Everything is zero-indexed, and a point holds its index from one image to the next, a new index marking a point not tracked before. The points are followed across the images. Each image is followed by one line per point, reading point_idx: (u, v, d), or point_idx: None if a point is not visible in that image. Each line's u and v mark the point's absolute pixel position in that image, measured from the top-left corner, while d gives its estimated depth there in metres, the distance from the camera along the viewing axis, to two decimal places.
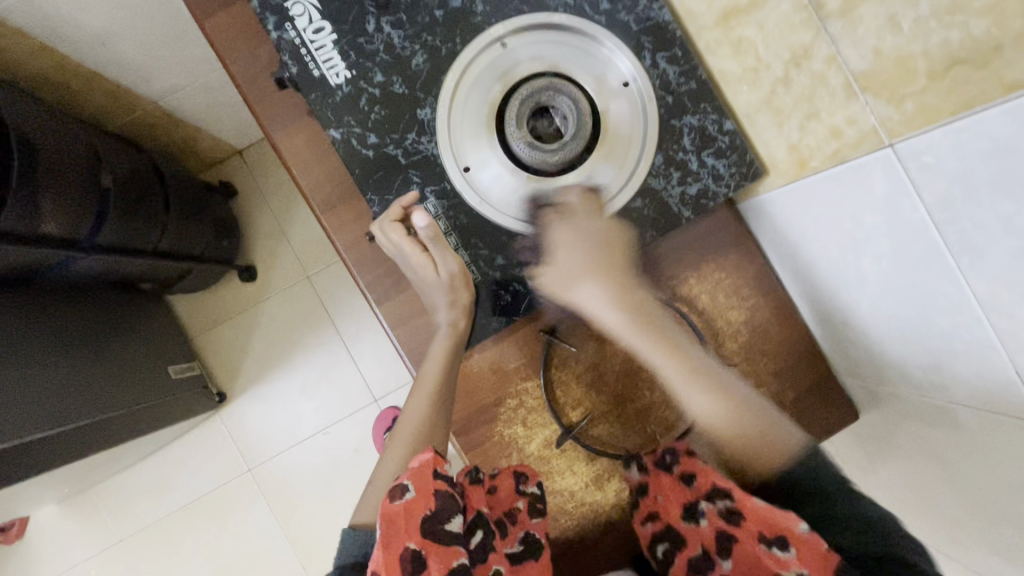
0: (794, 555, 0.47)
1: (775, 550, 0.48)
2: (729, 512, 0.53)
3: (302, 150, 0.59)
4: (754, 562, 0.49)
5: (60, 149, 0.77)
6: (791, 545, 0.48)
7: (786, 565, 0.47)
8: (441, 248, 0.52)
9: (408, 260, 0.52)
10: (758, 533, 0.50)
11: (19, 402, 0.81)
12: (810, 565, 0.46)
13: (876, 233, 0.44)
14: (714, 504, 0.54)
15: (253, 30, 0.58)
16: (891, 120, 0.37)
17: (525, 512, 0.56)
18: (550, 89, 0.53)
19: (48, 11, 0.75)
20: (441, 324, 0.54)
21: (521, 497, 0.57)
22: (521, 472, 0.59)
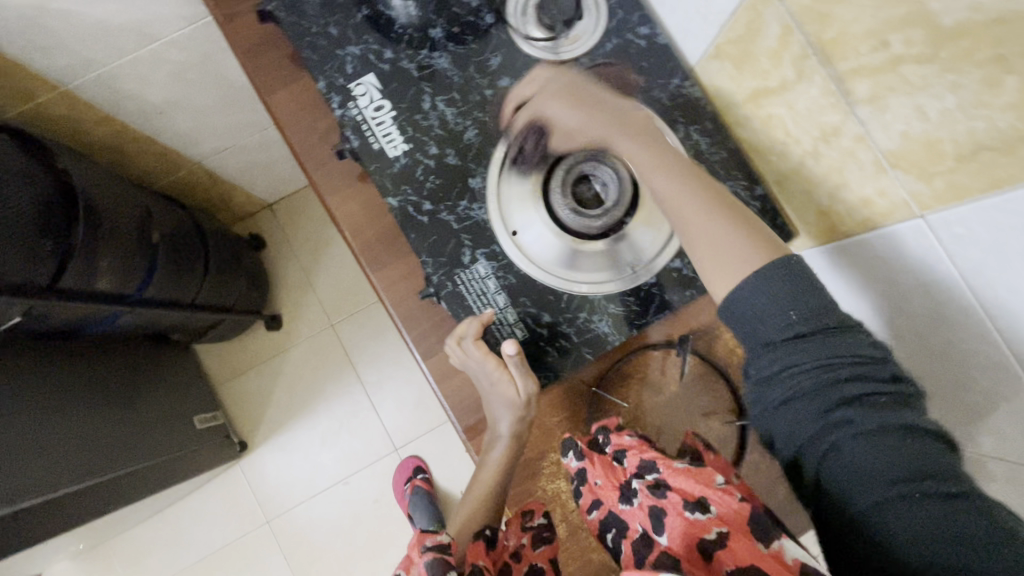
0: (714, 516, 0.47)
1: (697, 516, 0.48)
2: (655, 485, 0.51)
3: (356, 214, 0.63)
4: (682, 533, 0.48)
5: (119, 211, 0.82)
6: (709, 504, 0.48)
7: (707, 528, 0.47)
8: (525, 371, 0.57)
9: (487, 374, 0.56)
10: (681, 502, 0.49)
11: (55, 457, 0.83)
12: (729, 523, 0.47)
13: (911, 294, 0.46)
14: (643, 479, 0.53)
15: (314, 105, 0.64)
16: (921, 194, 0.40)
17: (528, 545, 0.57)
18: (593, 160, 0.56)
19: (117, 86, 0.82)
20: (502, 434, 0.58)
21: (526, 533, 0.58)
22: (527, 509, 0.60)
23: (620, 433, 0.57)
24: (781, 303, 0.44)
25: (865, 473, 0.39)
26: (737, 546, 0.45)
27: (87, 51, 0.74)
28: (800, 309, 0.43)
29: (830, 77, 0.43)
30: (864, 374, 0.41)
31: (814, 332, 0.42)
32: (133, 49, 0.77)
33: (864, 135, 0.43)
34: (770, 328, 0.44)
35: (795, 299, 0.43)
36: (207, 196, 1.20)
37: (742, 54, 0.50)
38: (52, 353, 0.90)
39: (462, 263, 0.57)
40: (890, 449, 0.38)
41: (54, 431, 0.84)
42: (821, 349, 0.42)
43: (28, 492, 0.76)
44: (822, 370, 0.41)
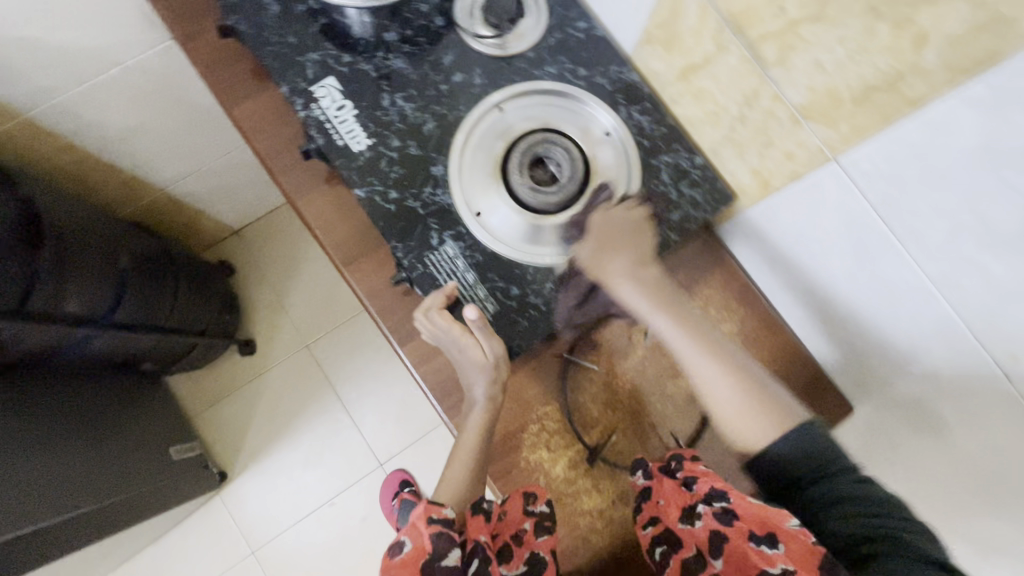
0: (781, 552, 0.48)
1: (763, 548, 0.50)
2: (724, 512, 0.54)
3: (325, 212, 0.65)
4: (743, 558, 0.51)
5: (86, 235, 0.83)
6: (779, 541, 0.49)
7: (773, 561, 0.48)
8: (489, 334, 0.58)
9: (454, 341, 0.57)
10: (748, 531, 0.51)
11: (24, 491, 0.80)
12: (797, 563, 0.47)
13: (838, 233, 0.52)
14: (710, 504, 0.54)
15: (277, 112, 0.66)
16: (831, 139, 0.46)
17: (530, 532, 0.58)
18: (546, 142, 0.60)
19: (78, 113, 0.83)
20: (478, 398, 0.60)
21: (529, 518, 0.59)
22: (530, 492, 0.60)
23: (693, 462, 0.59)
24: (811, 446, 0.52)
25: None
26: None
27: (48, 78, 0.75)
28: (823, 456, 0.51)
29: (745, 46, 0.48)
30: (901, 518, 0.46)
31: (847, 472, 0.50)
32: (95, 75, 0.79)
33: (778, 94, 0.48)
34: (801, 464, 0.52)
35: (825, 442, 0.52)
36: (172, 224, 1.20)
37: (669, 37, 0.56)
38: (18, 384, 0.87)
39: (431, 246, 0.60)
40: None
41: (23, 465, 0.82)
42: (855, 484, 0.49)
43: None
44: (856, 507, 0.48)
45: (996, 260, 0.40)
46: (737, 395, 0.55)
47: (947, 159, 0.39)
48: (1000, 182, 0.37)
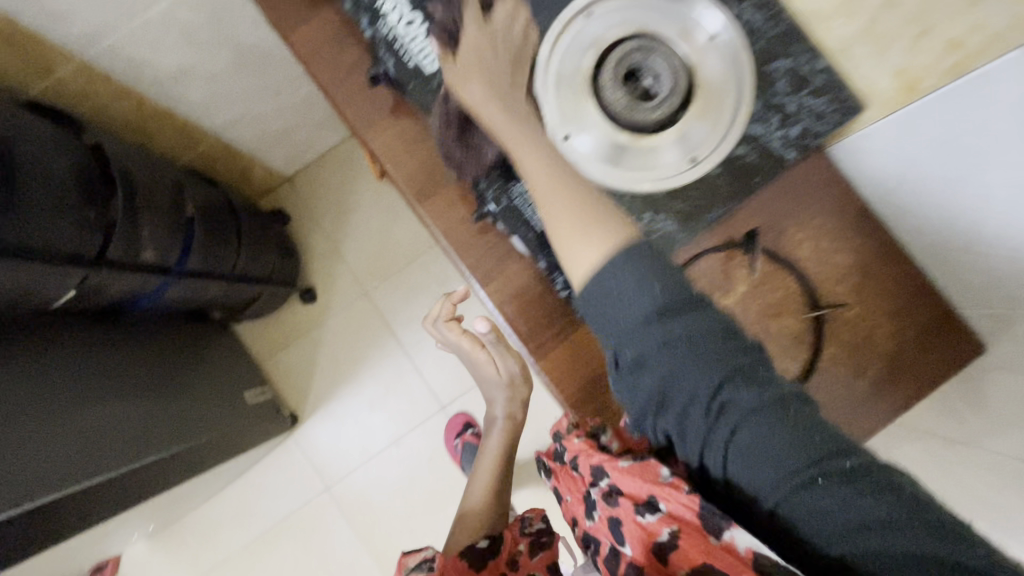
0: (663, 515, 0.46)
1: (647, 518, 0.47)
2: (610, 492, 0.51)
3: (396, 146, 0.61)
4: (639, 538, 0.47)
5: (153, 183, 0.82)
6: (659, 503, 0.47)
7: (658, 531, 0.46)
8: (501, 355, 0.67)
9: (466, 352, 0.67)
10: (634, 506, 0.48)
11: (110, 437, 0.84)
12: (682, 522, 0.45)
13: (1007, 140, 0.44)
14: (599, 488, 0.52)
15: (336, 36, 0.61)
16: None
17: (527, 553, 0.60)
18: (643, 50, 0.53)
19: (130, 53, 0.80)
20: (498, 416, 0.71)
21: (524, 538, 0.61)
22: (526, 514, 0.63)
23: (571, 437, 0.58)
24: (636, 279, 0.42)
25: (769, 460, 0.40)
26: (686, 547, 0.44)
27: (97, 16, 0.72)
28: (658, 286, 0.42)
29: None
30: (733, 363, 0.41)
31: (671, 316, 0.42)
32: (142, 10, 0.75)
33: None
34: (629, 306, 0.42)
35: (659, 276, 0.42)
36: (228, 172, 1.19)
37: None
38: (90, 338, 0.90)
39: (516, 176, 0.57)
40: (771, 438, 0.40)
41: (106, 412, 0.85)
42: (684, 326, 0.42)
43: (91, 470, 0.78)
44: (692, 364, 0.41)
45: None
46: (569, 211, 0.47)
47: None
48: None
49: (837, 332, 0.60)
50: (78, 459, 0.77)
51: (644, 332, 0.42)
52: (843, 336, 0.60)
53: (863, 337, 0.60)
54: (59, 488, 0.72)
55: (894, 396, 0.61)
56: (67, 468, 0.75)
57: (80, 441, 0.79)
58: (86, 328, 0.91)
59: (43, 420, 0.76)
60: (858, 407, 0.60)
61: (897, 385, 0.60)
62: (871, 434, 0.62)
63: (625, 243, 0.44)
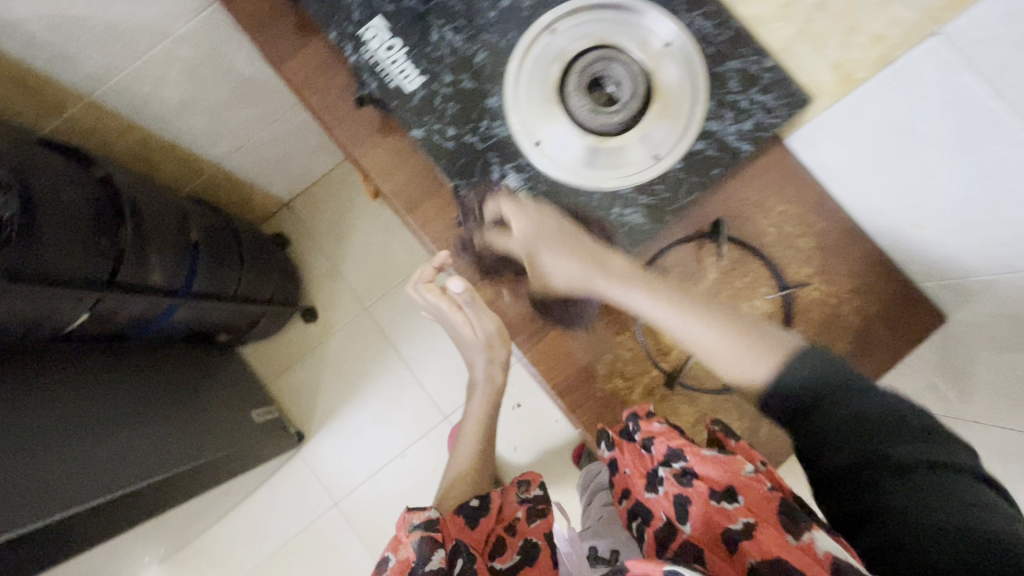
0: (740, 507, 0.52)
1: (724, 504, 0.53)
2: (684, 474, 0.57)
3: (384, 160, 0.65)
4: (706, 519, 0.54)
5: (157, 211, 0.86)
6: (738, 494, 0.53)
7: (733, 517, 0.52)
8: (477, 313, 0.66)
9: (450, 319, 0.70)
10: (709, 492, 0.55)
11: (122, 455, 0.86)
12: (756, 514, 0.51)
13: (938, 121, 0.47)
14: (670, 467, 0.58)
15: (325, 63, 0.66)
16: (931, 9, 0.43)
17: (523, 520, 0.70)
18: (603, 60, 0.57)
19: (135, 91, 0.86)
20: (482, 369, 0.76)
21: (521, 507, 0.72)
22: (522, 483, 0.76)
23: (649, 419, 0.60)
24: (803, 372, 0.50)
25: (899, 497, 0.43)
26: (763, 535, 0.49)
27: (104, 58, 0.78)
28: (813, 385, 0.49)
29: None
30: (888, 431, 0.46)
31: (832, 399, 0.48)
32: (146, 50, 0.81)
33: None
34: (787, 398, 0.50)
35: (825, 370, 0.49)
36: (229, 199, 1.24)
37: None
38: (100, 361, 0.94)
39: (493, 180, 0.60)
40: (908, 484, 0.44)
41: (119, 433, 0.89)
42: (852, 404, 0.47)
43: (113, 483, 0.81)
44: (845, 431, 0.47)
45: None
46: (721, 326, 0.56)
47: None
48: None
49: (805, 311, 0.64)
50: (94, 476, 0.79)
51: (804, 413, 0.49)
52: (811, 314, 0.64)
53: (830, 315, 0.64)
54: (78, 503, 0.75)
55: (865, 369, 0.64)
56: (84, 485, 0.78)
57: (93, 460, 0.81)
58: (100, 351, 0.95)
59: (55, 440, 0.79)
60: None
61: (866, 356, 0.64)
62: None
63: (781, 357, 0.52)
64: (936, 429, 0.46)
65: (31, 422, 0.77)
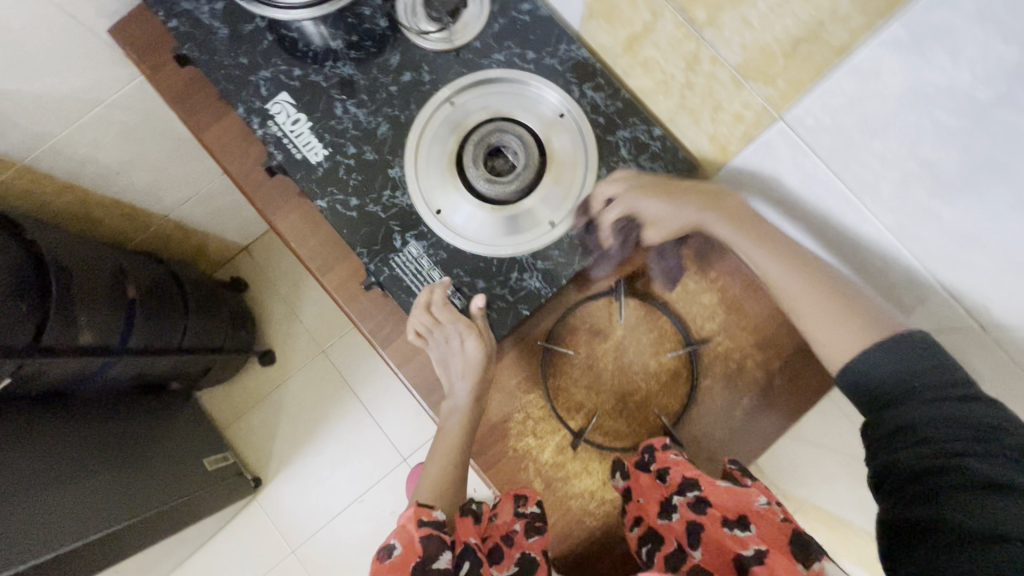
0: (754, 534, 0.52)
1: (737, 532, 0.53)
2: (698, 501, 0.56)
3: (298, 225, 0.67)
4: (719, 547, 0.53)
5: (92, 270, 0.88)
6: (752, 522, 0.53)
7: (747, 543, 0.51)
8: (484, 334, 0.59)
9: (449, 336, 0.58)
10: (721, 518, 0.54)
11: (68, 509, 0.84)
12: (770, 541, 0.52)
13: (798, 193, 0.49)
14: (685, 495, 0.56)
15: (241, 132, 0.68)
16: (773, 97, 0.44)
17: (521, 533, 0.59)
18: (498, 131, 0.60)
19: (72, 152, 0.87)
20: (458, 402, 0.60)
21: (519, 519, 0.60)
22: (520, 494, 0.62)
23: (665, 450, 0.60)
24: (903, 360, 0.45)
25: (960, 513, 0.38)
26: (776, 562, 0.49)
27: (36, 127, 0.79)
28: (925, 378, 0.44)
29: (677, 10, 0.46)
30: (982, 446, 0.40)
31: (938, 397, 0.42)
32: (80, 116, 0.83)
33: (716, 56, 0.46)
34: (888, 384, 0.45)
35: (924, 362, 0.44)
36: (181, 246, 1.26)
37: (608, 8, 0.54)
38: (64, 410, 0.93)
39: (394, 248, 0.61)
40: (985, 507, 0.37)
41: (79, 484, 0.89)
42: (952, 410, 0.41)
43: (62, 539, 0.81)
44: (926, 432, 0.42)
45: (944, 206, 0.38)
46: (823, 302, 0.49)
47: (881, 107, 0.37)
48: (934, 125, 0.35)
49: (710, 366, 0.65)
50: (38, 532, 0.78)
51: (889, 406, 0.45)
52: (715, 369, 0.65)
53: (734, 368, 0.65)
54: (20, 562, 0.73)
55: (771, 421, 0.65)
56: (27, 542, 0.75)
57: (40, 515, 0.79)
58: (65, 402, 0.94)
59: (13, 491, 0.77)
60: (737, 432, 0.65)
61: (771, 408, 0.65)
62: (756, 456, 0.66)
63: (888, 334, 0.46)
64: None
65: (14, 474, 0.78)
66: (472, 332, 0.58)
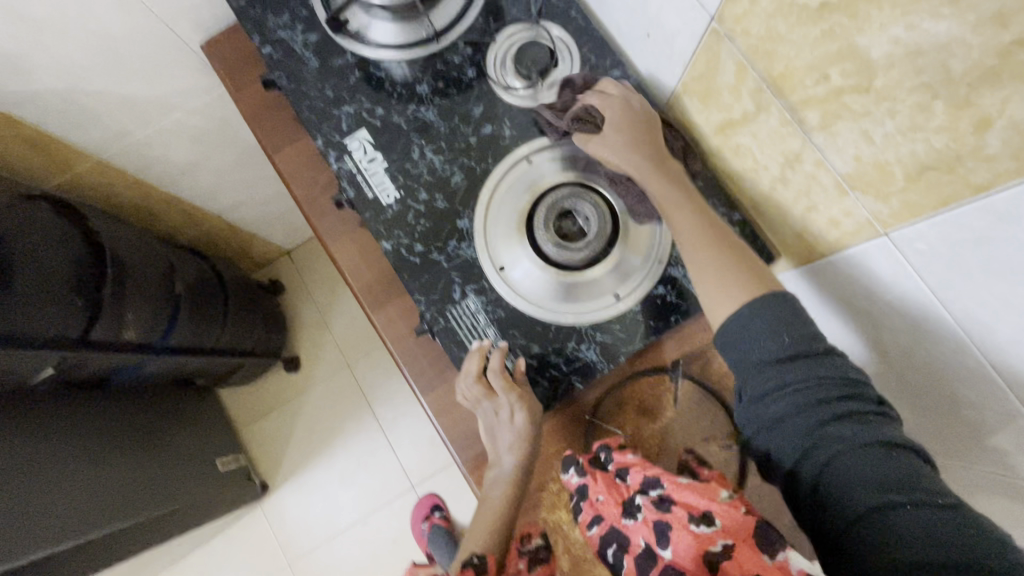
0: (719, 528, 0.47)
1: (703, 529, 0.47)
2: (660, 500, 0.51)
3: (356, 259, 0.66)
4: (691, 550, 0.47)
5: (145, 266, 0.88)
6: (715, 518, 0.48)
7: (714, 540, 0.47)
8: (533, 402, 0.57)
9: (496, 403, 0.56)
10: (687, 517, 0.49)
11: (82, 500, 0.84)
12: (734, 534, 0.47)
13: (892, 307, 0.47)
14: (647, 495, 0.52)
15: (315, 160, 0.68)
16: (881, 213, 0.42)
17: (527, 567, 0.56)
18: (573, 197, 0.58)
19: (144, 152, 0.89)
20: (495, 467, 0.58)
21: (523, 557, 0.58)
22: (523, 533, 0.60)
23: (622, 451, 0.57)
24: (766, 325, 0.46)
25: (853, 491, 0.39)
26: (744, 557, 0.45)
27: (116, 125, 0.81)
28: (793, 332, 0.45)
29: (785, 108, 0.45)
30: (839, 408, 0.42)
31: (800, 362, 0.44)
32: (159, 119, 0.85)
33: (822, 160, 0.44)
34: (761, 348, 0.46)
35: (787, 324, 0.45)
36: (228, 245, 1.28)
37: (706, 90, 0.53)
38: (96, 401, 0.93)
39: (452, 299, 0.59)
40: (867, 478, 0.39)
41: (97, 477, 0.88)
42: (804, 372, 0.44)
43: (69, 535, 0.80)
44: (794, 399, 0.43)
45: None
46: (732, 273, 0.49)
47: (1014, 252, 0.34)
48: None
49: None
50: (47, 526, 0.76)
51: (756, 367, 0.46)
52: None
53: None
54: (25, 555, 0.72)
55: None
56: (37, 536, 0.75)
57: (54, 507, 0.79)
58: (102, 395, 0.95)
59: (34, 477, 0.77)
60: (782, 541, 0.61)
61: None
62: None
63: (769, 290, 0.48)
64: (884, 400, 0.43)
65: (35, 464, 0.78)
66: (523, 401, 0.56)
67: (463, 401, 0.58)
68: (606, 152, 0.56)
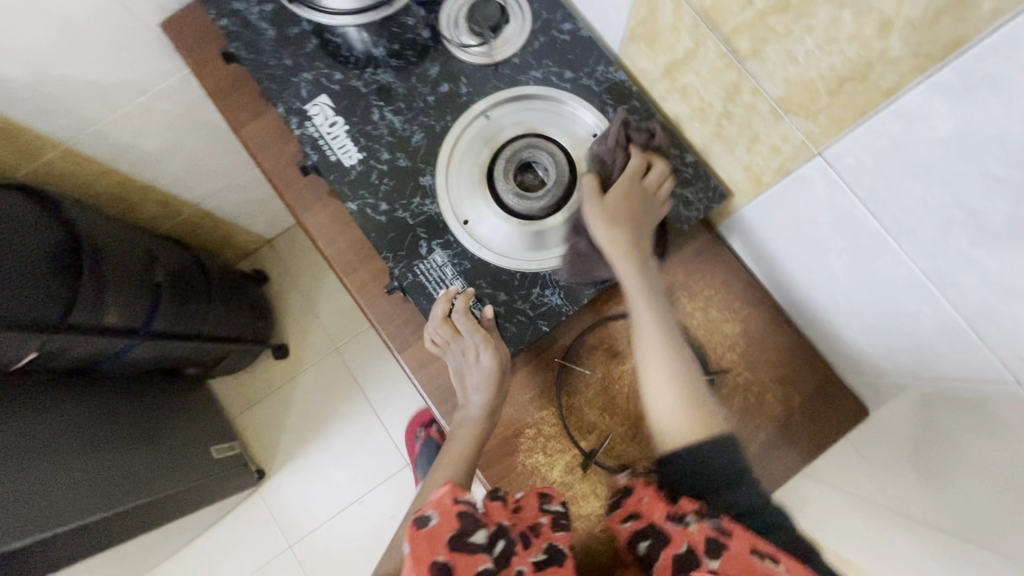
0: (783, 568, 0.44)
1: (766, 563, 0.45)
2: (718, 525, 0.49)
3: (326, 225, 0.67)
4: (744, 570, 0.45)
5: (123, 253, 0.90)
6: (780, 559, 0.45)
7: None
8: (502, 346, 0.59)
9: (465, 346, 0.58)
10: (749, 545, 0.46)
11: (77, 486, 0.86)
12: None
13: (832, 230, 0.49)
14: (703, 517, 0.50)
15: (279, 130, 0.69)
16: (813, 133, 0.44)
17: (549, 527, 0.54)
18: (530, 147, 0.61)
19: (114, 139, 0.90)
20: (470, 412, 0.60)
21: (546, 514, 0.55)
22: (546, 491, 0.58)
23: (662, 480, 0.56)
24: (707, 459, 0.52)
25: None
26: None
27: (83, 111, 0.82)
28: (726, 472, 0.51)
29: (720, 40, 0.46)
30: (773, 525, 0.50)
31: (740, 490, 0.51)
32: (125, 104, 0.85)
33: (757, 88, 0.46)
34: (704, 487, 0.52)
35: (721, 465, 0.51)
36: (209, 235, 1.28)
37: (650, 33, 0.55)
38: (80, 392, 0.93)
39: (420, 255, 0.61)
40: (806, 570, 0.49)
41: (88, 463, 0.90)
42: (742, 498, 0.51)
43: (65, 517, 0.81)
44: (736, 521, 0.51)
45: (988, 254, 0.37)
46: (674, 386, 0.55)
47: (927, 150, 0.36)
48: (982, 173, 0.34)
49: (729, 397, 0.64)
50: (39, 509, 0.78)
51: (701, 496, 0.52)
52: (733, 401, 0.64)
53: (752, 402, 0.64)
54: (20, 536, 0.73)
55: (787, 458, 0.63)
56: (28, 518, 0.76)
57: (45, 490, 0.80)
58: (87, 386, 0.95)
59: (24, 462, 0.79)
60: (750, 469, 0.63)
61: (789, 444, 0.63)
62: None
63: None
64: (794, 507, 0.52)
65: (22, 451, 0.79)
66: (488, 343, 0.58)
67: (434, 347, 0.60)
68: (587, 222, 0.56)
